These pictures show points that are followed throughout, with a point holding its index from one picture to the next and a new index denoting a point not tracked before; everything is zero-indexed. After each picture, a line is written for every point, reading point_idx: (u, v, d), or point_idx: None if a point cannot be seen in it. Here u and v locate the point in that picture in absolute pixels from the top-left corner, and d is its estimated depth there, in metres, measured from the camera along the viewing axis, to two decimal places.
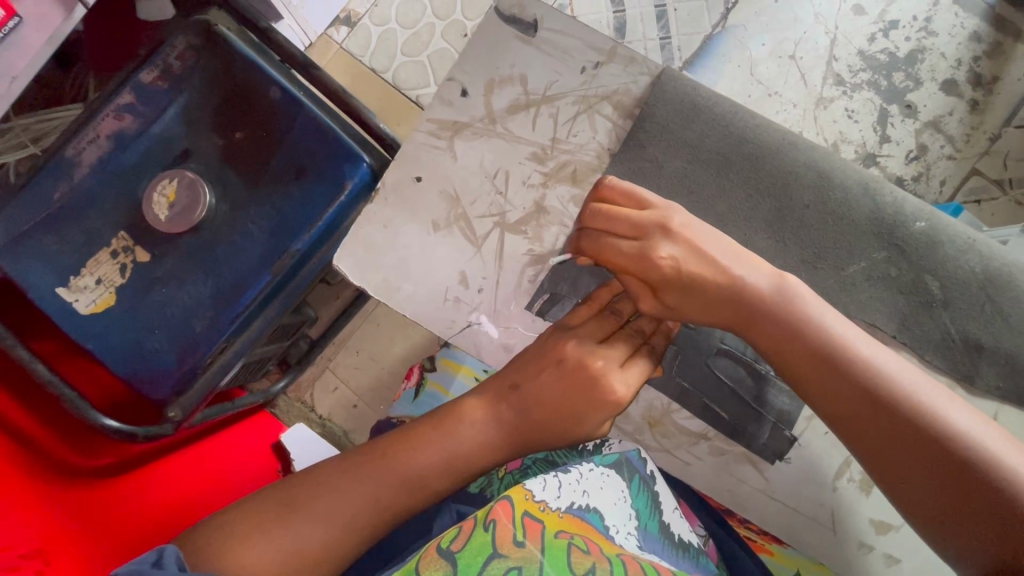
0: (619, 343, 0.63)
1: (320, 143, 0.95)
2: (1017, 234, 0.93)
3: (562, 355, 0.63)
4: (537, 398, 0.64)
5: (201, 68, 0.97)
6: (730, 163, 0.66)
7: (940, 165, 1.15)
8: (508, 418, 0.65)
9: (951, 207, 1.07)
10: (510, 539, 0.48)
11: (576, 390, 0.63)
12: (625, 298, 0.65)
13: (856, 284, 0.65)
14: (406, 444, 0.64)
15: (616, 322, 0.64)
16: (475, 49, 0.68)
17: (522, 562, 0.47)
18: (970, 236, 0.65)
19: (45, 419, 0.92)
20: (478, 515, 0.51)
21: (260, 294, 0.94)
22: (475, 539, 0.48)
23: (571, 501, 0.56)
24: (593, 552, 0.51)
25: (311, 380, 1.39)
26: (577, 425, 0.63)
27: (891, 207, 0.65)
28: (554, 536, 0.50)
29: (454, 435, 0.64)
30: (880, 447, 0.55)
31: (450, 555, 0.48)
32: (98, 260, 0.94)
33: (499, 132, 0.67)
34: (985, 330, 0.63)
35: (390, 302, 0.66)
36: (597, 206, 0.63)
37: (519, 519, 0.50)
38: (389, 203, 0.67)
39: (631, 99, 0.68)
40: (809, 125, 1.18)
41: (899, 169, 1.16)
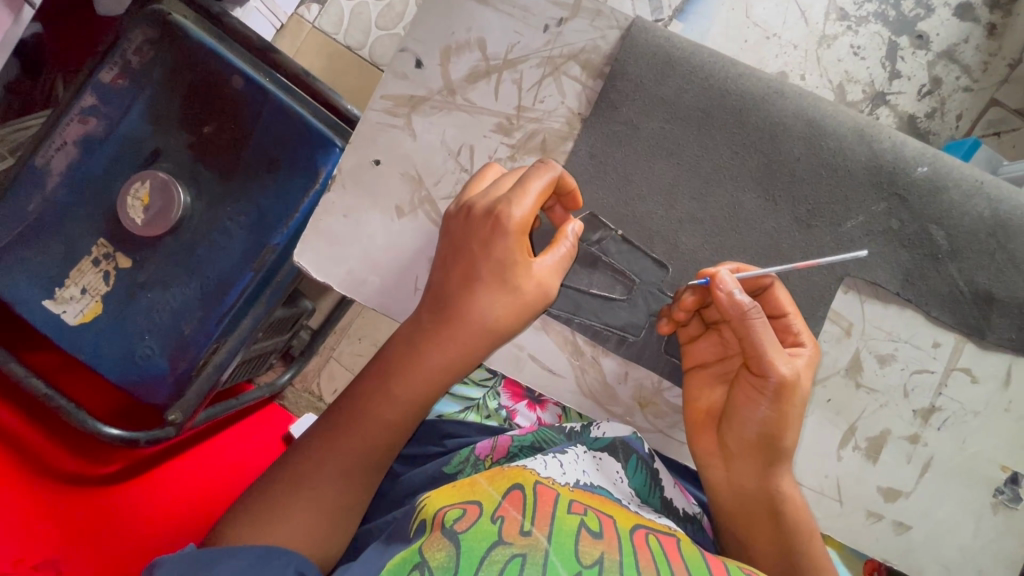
0: (516, 220, 0.52)
1: (289, 131, 0.91)
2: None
3: (474, 208, 0.55)
4: (465, 318, 0.54)
5: (160, 62, 0.92)
6: (711, 118, 0.61)
7: (956, 98, 1.07)
8: (449, 344, 0.54)
9: (968, 143, 1.00)
10: (516, 529, 0.46)
11: (485, 292, 0.53)
12: (534, 175, 0.54)
13: (854, 240, 0.60)
14: (362, 395, 0.57)
15: (516, 200, 0.53)
16: (430, 15, 0.63)
17: (527, 550, 0.44)
18: (980, 179, 0.59)
19: (45, 426, 0.92)
20: (486, 504, 0.49)
21: (244, 292, 0.92)
22: (481, 526, 0.46)
23: (577, 478, 0.55)
24: (605, 536, 0.47)
25: (315, 370, 1.38)
26: (488, 322, 0.54)
27: (890, 153, 0.60)
28: (565, 511, 0.49)
29: (401, 374, 0.56)
30: (764, 563, 0.57)
31: (454, 536, 0.46)
32: (82, 269, 0.93)
33: (460, 104, 0.62)
34: (995, 280, 0.59)
35: (359, 294, 0.62)
36: (782, 290, 0.58)
37: (527, 507, 0.48)
38: (349, 189, 0.62)
39: (600, 56, 0.62)
40: (812, 67, 1.09)
41: (911, 106, 1.08)
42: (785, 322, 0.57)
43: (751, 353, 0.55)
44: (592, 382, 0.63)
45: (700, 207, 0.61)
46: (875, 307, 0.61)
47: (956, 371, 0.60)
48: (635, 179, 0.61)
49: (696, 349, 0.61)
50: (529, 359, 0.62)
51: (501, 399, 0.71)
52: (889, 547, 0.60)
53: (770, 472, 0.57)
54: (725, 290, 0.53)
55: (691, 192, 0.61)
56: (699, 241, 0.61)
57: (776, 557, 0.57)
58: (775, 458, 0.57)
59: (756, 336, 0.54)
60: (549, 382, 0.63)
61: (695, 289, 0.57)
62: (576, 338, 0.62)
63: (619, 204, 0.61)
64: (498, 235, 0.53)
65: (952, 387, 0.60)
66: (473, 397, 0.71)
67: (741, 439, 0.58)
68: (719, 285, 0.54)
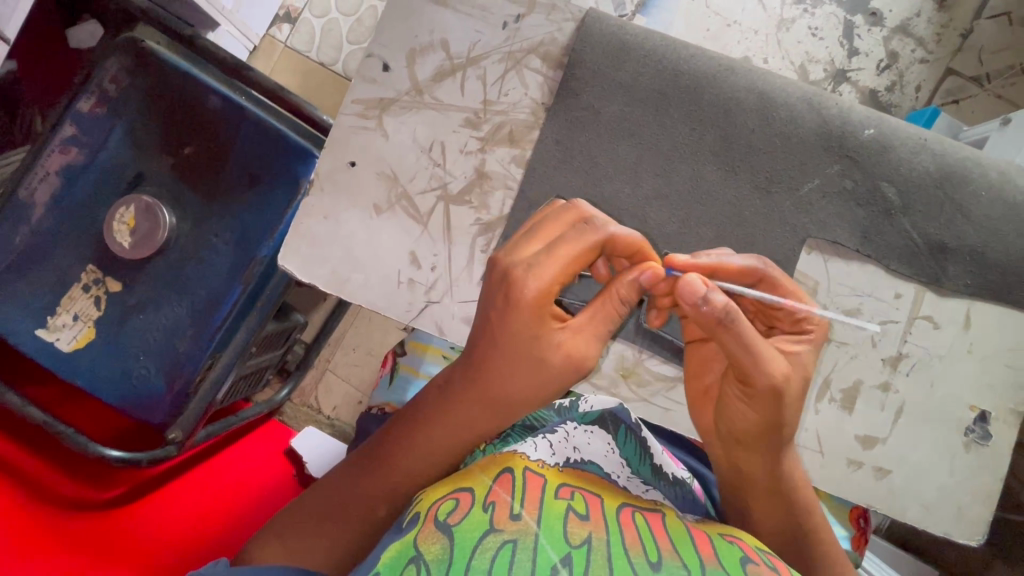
0: (536, 291, 0.48)
1: (268, 146, 0.94)
2: (998, 126, 0.92)
3: (501, 266, 0.50)
4: (496, 386, 0.51)
5: (135, 89, 0.94)
6: (669, 98, 0.64)
7: (914, 70, 1.12)
8: (480, 404, 0.53)
9: (927, 112, 1.05)
10: (506, 514, 0.47)
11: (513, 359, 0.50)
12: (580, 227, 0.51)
13: (813, 203, 0.63)
14: (393, 444, 0.56)
15: (537, 268, 0.48)
16: (393, 20, 0.65)
17: (518, 535, 0.45)
18: (924, 137, 0.63)
19: (47, 456, 0.93)
20: (477, 491, 0.50)
21: (235, 307, 0.94)
22: (472, 516, 0.47)
23: (566, 456, 0.56)
24: (592, 517, 0.48)
25: (313, 383, 1.39)
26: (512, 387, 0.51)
27: (838, 118, 0.63)
28: (553, 496, 0.49)
29: (433, 430, 0.55)
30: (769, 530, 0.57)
31: (446, 528, 0.46)
32: (73, 297, 0.94)
33: (428, 102, 0.65)
34: (946, 230, 0.62)
35: (345, 292, 0.64)
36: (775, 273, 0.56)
37: (517, 489, 0.49)
38: (328, 192, 0.64)
39: (558, 48, 0.65)
40: (773, 51, 1.13)
41: (872, 81, 1.12)
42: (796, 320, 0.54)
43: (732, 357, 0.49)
44: None
45: (664, 183, 0.64)
46: (838, 265, 0.64)
47: (919, 319, 0.63)
48: (600, 161, 0.64)
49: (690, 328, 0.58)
50: None
51: None
52: (872, 493, 0.62)
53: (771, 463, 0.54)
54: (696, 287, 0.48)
55: (654, 169, 0.64)
56: (667, 214, 0.64)
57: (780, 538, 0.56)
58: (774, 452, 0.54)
59: (737, 343, 0.48)
60: None
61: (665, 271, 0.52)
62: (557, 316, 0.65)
63: (587, 185, 0.64)
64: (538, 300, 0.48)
65: (917, 335, 0.63)
66: None
67: (736, 430, 0.54)
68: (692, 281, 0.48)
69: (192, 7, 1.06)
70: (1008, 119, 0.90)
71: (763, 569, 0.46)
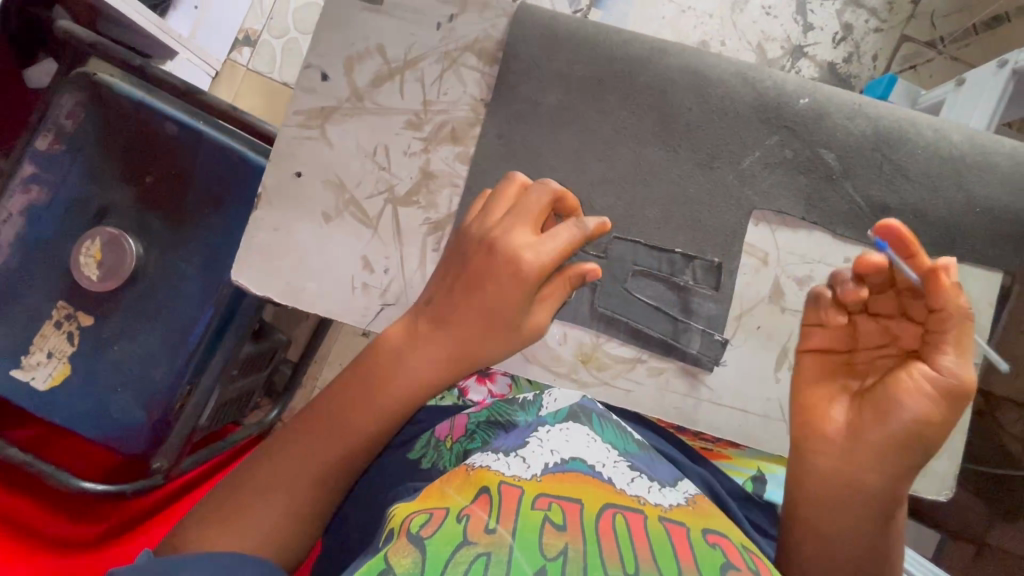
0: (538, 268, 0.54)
1: (230, 168, 0.94)
2: (953, 88, 0.93)
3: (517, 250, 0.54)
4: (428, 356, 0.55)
5: (92, 122, 0.93)
6: (606, 84, 0.64)
7: (869, 40, 1.14)
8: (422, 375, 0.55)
9: (883, 82, 1.04)
10: (481, 528, 0.47)
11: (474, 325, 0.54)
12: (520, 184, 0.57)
13: (755, 175, 0.64)
14: (336, 407, 0.56)
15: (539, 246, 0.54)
16: (327, 30, 0.66)
17: (492, 548, 0.45)
18: (857, 101, 0.64)
19: (32, 492, 0.92)
20: (453, 508, 0.50)
21: (209, 329, 0.94)
22: (446, 529, 0.47)
23: (543, 463, 0.55)
24: (568, 528, 0.48)
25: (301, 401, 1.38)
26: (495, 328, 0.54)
27: (772, 90, 0.64)
28: (530, 506, 0.49)
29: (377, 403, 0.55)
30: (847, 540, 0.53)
31: (419, 541, 0.46)
32: (45, 335, 0.93)
33: (369, 108, 0.66)
34: (887, 190, 0.63)
35: (300, 302, 0.64)
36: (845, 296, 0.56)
37: (494, 507, 0.49)
38: (276, 205, 0.65)
39: (493, 43, 0.66)
40: (729, 32, 1.14)
41: (829, 54, 1.14)
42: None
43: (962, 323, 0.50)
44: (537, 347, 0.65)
45: (607, 168, 0.64)
46: (786, 234, 0.65)
47: None
48: (544, 151, 0.65)
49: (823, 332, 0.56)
50: None
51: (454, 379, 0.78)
52: None
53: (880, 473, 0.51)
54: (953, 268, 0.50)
55: (597, 155, 0.64)
56: (614, 198, 0.64)
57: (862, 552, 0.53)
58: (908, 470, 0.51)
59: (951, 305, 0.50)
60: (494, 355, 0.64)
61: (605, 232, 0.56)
62: None
63: (532, 175, 0.64)
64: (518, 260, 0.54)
65: None
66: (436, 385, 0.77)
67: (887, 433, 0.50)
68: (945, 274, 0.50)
69: (148, 37, 1.07)
70: (963, 78, 0.91)
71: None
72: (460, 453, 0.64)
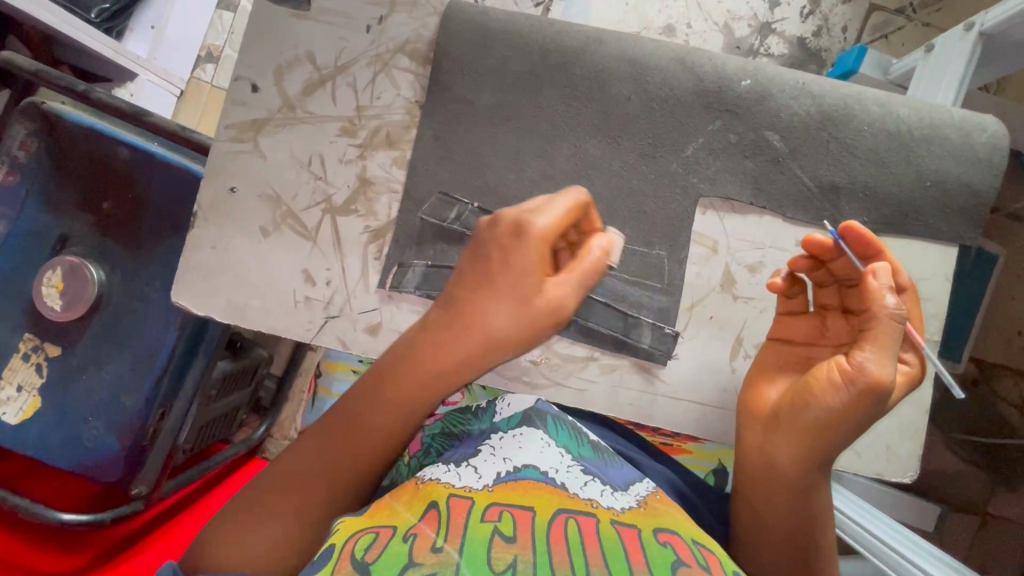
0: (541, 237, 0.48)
1: (188, 190, 0.83)
2: (922, 55, 0.90)
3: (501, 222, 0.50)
4: (428, 367, 0.50)
5: (46, 152, 0.83)
6: (541, 78, 0.63)
7: (837, 12, 1.12)
8: (421, 387, 0.51)
9: (854, 52, 1.01)
10: (427, 547, 0.43)
11: (476, 343, 0.49)
12: (564, 194, 0.51)
13: (700, 162, 0.62)
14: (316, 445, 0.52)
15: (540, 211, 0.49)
16: (254, 39, 0.64)
17: (437, 568, 0.41)
18: (801, 80, 0.62)
19: (12, 527, 0.86)
20: (400, 526, 0.46)
21: (179, 350, 0.84)
22: (391, 550, 0.43)
23: (496, 472, 0.51)
24: (519, 539, 0.44)
25: (291, 415, 1.26)
26: (499, 341, 0.49)
27: (713, 74, 0.62)
28: (479, 518, 0.46)
29: (385, 422, 0.52)
30: (773, 523, 0.54)
31: (363, 567, 0.42)
32: (13, 368, 0.84)
33: (302, 117, 0.64)
34: (836, 169, 0.61)
35: (243, 320, 0.63)
36: (843, 274, 0.55)
37: (442, 523, 0.45)
38: (213, 222, 0.63)
39: (424, 43, 0.64)
40: (695, 14, 1.11)
41: (797, 29, 1.12)
42: (909, 331, 0.53)
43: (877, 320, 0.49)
44: None
45: (548, 164, 0.63)
46: (734, 221, 0.63)
47: None
48: (481, 151, 0.63)
49: (795, 320, 0.58)
50: None
51: None
52: None
53: (803, 457, 0.51)
54: (878, 269, 0.51)
55: (536, 151, 0.63)
56: (556, 194, 0.63)
57: (790, 534, 0.54)
58: (819, 455, 0.51)
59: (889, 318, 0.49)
60: None
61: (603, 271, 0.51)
62: None
63: (471, 176, 0.63)
64: (514, 273, 0.48)
65: None
66: None
67: (799, 421, 0.51)
68: (870, 277, 0.51)
69: (103, 59, 1.06)
70: (930, 45, 0.88)
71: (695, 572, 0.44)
72: (414, 467, 0.61)
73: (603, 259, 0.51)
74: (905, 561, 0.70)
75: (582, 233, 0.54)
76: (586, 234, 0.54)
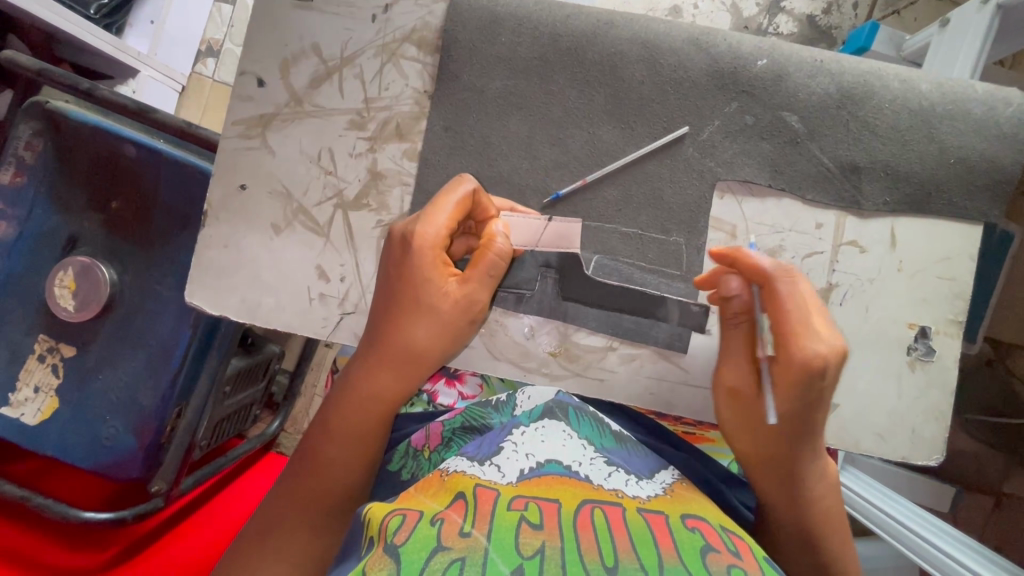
0: (434, 241, 0.51)
1: (195, 188, 0.82)
2: (937, 31, 0.87)
3: (403, 232, 0.53)
4: (363, 388, 0.54)
5: (52, 152, 0.83)
6: (552, 64, 0.61)
7: None
8: (364, 406, 0.54)
9: (865, 29, 0.98)
10: (455, 531, 0.43)
11: (406, 357, 0.53)
12: (444, 195, 0.53)
13: (716, 145, 0.61)
14: (298, 465, 0.55)
15: (428, 219, 0.52)
16: (259, 32, 0.63)
17: (466, 553, 0.41)
18: (819, 58, 0.61)
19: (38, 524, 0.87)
20: (426, 511, 0.46)
21: (193, 348, 0.84)
22: (420, 533, 0.43)
23: (519, 469, 0.51)
24: (546, 526, 0.44)
25: (305, 409, 1.27)
26: (426, 351, 0.53)
27: (728, 54, 0.61)
28: (506, 507, 0.46)
29: (349, 434, 0.54)
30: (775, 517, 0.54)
31: (394, 550, 0.42)
32: (30, 369, 0.84)
33: (310, 110, 0.63)
34: (856, 148, 0.60)
35: (258, 318, 0.63)
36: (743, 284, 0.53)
37: (470, 510, 0.45)
38: (223, 220, 0.63)
39: (432, 31, 0.63)
40: None
41: (807, 7, 1.09)
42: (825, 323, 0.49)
43: (784, 331, 0.48)
44: (502, 345, 0.63)
45: (561, 151, 0.62)
46: (753, 204, 0.62)
47: (844, 246, 0.61)
48: (493, 140, 0.62)
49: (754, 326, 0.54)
50: None
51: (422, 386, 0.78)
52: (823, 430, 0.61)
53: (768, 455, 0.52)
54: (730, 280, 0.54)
55: (549, 139, 0.62)
56: (570, 182, 0.62)
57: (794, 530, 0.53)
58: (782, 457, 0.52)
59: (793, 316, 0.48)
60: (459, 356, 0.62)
61: (510, 258, 0.55)
62: None
63: (483, 166, 0.62)
64: (419, 286, 0.52)
65: (844, 261, 0.61)
66: None
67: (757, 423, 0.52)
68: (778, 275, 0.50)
69: (104, 56, 1.05)
70: (946, 19, 0.85)
71: (723, 558, 0.43)
72: (437, 461, 0.61)
73: (501, 243, 0.54)
74: (954, 562, 0.68)
75: (479, 222, 0.58)
76: (481, 222, 0.58)
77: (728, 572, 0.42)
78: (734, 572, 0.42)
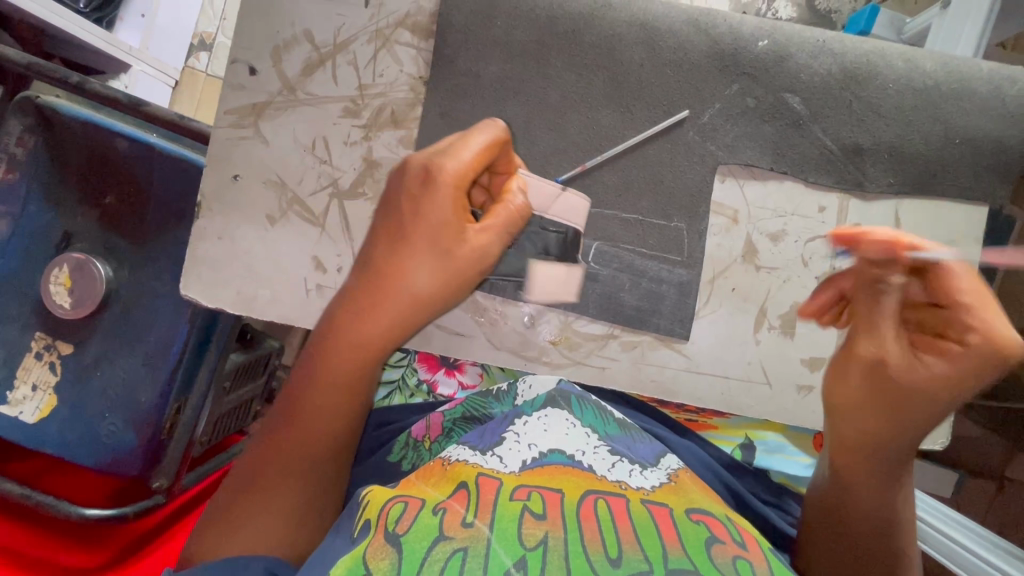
0: (454, 176, 0.49)
1: (189, 181, 0.82)
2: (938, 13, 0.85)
3: (420, 168, 0.50)
4: (356, 332, 0.51)
5: (43, 147, 0.81)
6: (548, 48, 0.60)
7: None
8: (357, 351, 0.51)
9: (866, 11, 0.97)
10: (458, 521, 0.43)
11: (400, 302, 0.50)
12: (473, 133, 0.50)
13: (716, 128, 0.60)
14: (284, 413, 0.53)
15: (454, 154, 0.49)
16: (249, 18, 0.61)
17: (469, 543, 0.41)
18: (821, 38, 0.59)
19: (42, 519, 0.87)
20: (428, 500, 0.46)
21: (191, 342, 0.83)
22: (422, 522, 0.43)
23: (522, 459, 0.50)
24: (549, 516, 0.44)
25: None
26: (423, 296, 0.50)
27: (728, 35, 0.60)
28: (508, 497, 0.45)
29: (338, 382, 0.52)
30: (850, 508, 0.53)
31: (395, 539, 0.42)
32: (27, 367, 0.84)
33: (303, 98, 0.62)
34: (859, 129, 0.59)
35: (254, 310, 0.62)
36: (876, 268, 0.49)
37: (472, 500, 0.45)
38: (217, 211, 0.62)
39: (426, 16, 0.62)
40: None
41: None
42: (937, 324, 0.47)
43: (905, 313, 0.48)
44: (503, 334, 0.62)
45: (559, 137, 0.61)
46: (754, 187, 0.61)
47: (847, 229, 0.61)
48: None
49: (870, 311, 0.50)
50: (434, 329, 0.61)
51: (420, 373, 0.76)
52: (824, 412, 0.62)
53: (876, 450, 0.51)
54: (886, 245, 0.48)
55: (547, 125, 0.61)
56: (569, 169, 0.61)
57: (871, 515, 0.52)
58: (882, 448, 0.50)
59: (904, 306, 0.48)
60: (459, 346, 0.62)
61: (530, 215, 0.54)
62: (474, 295, 0.61)
63: None
64: (433, 224, 0.49)
65: None
66: (395, 379, 0.76)
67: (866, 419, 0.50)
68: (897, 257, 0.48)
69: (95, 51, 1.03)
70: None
71: (729, 549, 0.43)
72: (438, 451, 0.61)
73: (522, 201, 0.53)
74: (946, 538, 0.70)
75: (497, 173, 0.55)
76: (500, 173, 0.56)
77: (734, 564, 0.41)
78: (740, 565, 0.41)
